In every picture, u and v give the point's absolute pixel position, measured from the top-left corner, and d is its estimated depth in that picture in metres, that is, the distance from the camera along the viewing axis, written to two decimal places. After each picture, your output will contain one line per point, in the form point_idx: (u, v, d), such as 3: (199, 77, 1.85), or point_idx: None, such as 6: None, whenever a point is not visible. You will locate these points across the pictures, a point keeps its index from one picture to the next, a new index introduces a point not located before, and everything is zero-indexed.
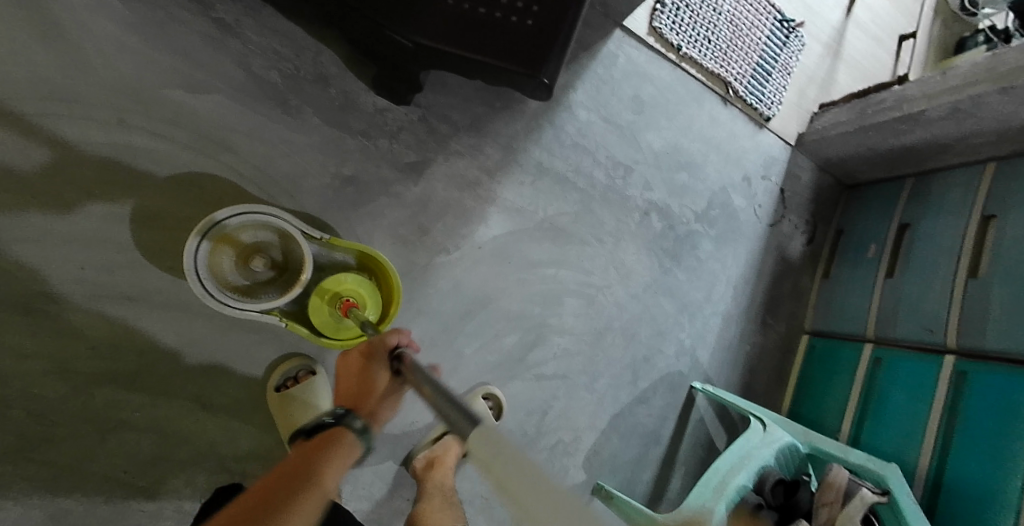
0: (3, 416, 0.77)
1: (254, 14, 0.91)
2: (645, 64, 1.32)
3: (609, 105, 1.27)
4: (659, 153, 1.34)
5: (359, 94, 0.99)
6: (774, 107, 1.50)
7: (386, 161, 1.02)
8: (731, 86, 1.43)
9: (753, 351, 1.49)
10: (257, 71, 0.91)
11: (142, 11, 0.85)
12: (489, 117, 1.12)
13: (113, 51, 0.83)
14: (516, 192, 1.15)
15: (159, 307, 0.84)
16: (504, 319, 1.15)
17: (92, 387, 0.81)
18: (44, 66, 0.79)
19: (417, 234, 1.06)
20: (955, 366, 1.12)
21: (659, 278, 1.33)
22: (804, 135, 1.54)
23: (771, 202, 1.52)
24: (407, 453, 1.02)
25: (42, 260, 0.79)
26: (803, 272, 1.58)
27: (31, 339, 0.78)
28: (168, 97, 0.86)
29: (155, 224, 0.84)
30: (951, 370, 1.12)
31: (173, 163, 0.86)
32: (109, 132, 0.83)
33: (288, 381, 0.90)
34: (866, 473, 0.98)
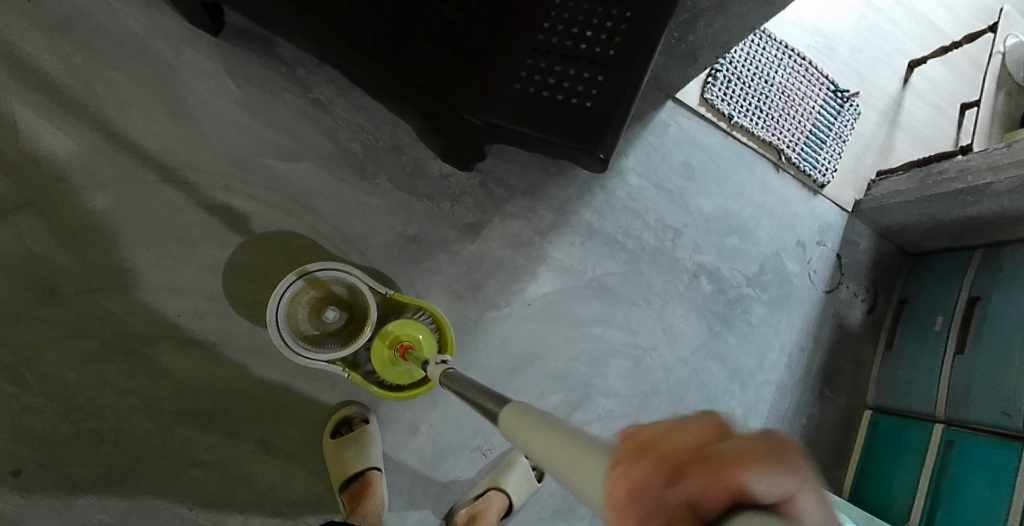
0: (97, 448, 0.84)
1: (344, 93, 1.03)
2: (696, 132, 1.36)
3: (660, 171, 1.31)
4: (710, 218, 1.35)
5: (427, 161, 1.08)
6: (828, 174, 1.50)
7: (447, 222, 1.09)
8: (784, 153, 1.45)
9: (809, 424, 1.43)
10: (342, 142, 1.02)
11: (252, 91, 0.98)
12: (544, 181, 1.18)
13: (224, 124, 0.96)
14: (566, 253, 1.19)
15: (238, 352, 0.92)
16: (551, 377, 1.16)
17: (174, 425, 0.88)
18: (169, 138, 0.92)
19: (471, 290, 1.11)
20: None
21: (708, 342, 1.32)
22: (861, 202, 1.53)
23: (827, 269, 1.49)
24: (447, 509, 1.02)
25: (144, 305, 0.89)
26: (863, 342, 1.52)
27: (128, 378, 0.87)
28: (263, 164, 0.97)
29: (242, 275, 0.93)
30: None
31: (262, 222, 0.96)
32: (213, 193, 0.94)
33: (342, 428, 0.95)
34: None
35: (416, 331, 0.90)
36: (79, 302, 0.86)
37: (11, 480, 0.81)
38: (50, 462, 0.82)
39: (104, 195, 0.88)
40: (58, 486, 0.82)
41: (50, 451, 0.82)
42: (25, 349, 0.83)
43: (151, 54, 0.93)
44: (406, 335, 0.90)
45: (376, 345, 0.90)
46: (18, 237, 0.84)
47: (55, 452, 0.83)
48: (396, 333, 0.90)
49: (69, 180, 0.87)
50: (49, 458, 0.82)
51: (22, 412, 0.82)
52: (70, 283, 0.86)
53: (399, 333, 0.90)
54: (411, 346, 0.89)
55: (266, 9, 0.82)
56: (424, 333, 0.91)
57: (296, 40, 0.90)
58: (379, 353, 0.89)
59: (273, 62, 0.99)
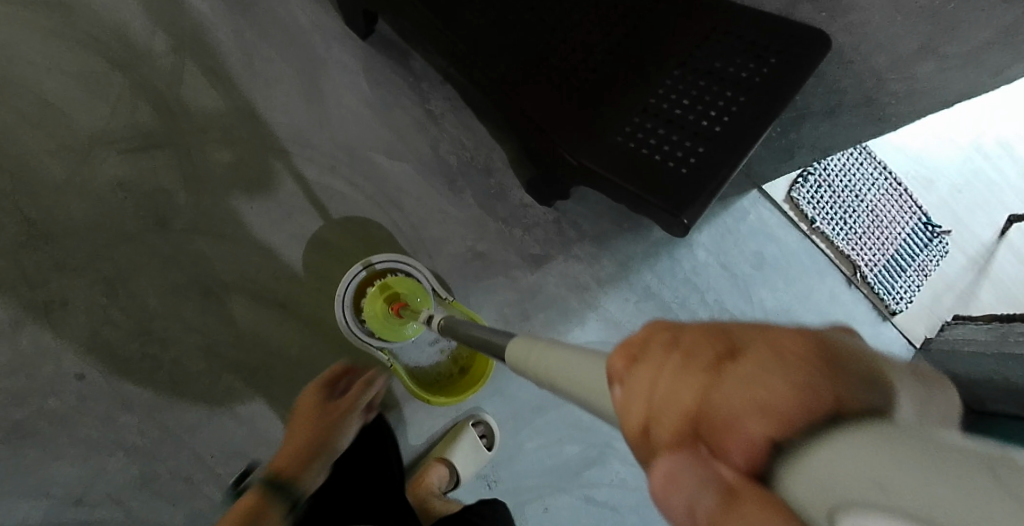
0: (153, 373, 0.92)
1: (456, 111, 1.11)
2: (775, 227, 1.36)
3: (730, 255, 1.30)
4: (769, 313, 1.32)
5: (511, 188, 1.13)
6: (902, 303, 1.45)
7: (514, 248, 1.12)
8: (859, 270, 1.42)
9: None
10: (442, 153, 1.10)
11: (378, 91, 1.07)
12: (616, 234, 1.18)
13: (347, 115, 1.06)
14: (619, 307, 1.18)
15: (296, 317, 0.97)
16: (573, 427, 1.11)
17: (222, 371, 0.94)
18: (299, 116, 1.03)
19: (519, 318, 1.12)
20: None
21: None
22: (930, 340, 1.47)
23: None
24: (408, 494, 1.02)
25: (233, 255, 0.97)
26: None
27: (199, 317, 0.95)
28: (369, 157, 1.06)
29: (322, 250, 1.01)
30: None
31: (354, 208, 1.04)
32: (320, 173, 1.03)
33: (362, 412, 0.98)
34: None
35: (409, 286, 0.96)
36: (181, 239, 0.96)
37: (75, 383, 0.89)
38: (112, 373, 0.90)
39: (230, 151, 1.00)
40: (110, 397, 0.90)
41: (115, 363, 0.91)
42: (126, 269, 0.94)
43: (305, 41, 1.05)
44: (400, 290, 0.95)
45: (367, 298, 0.93)
46: (152, 171, 0.97)
47: (119, 366, 0.91)
48: (392, 287, 0.94)
49: (207, 133, 0.99)
50: (114, 369, 0.91)
51: (105, 322, 0.91)
52: (180, 220, 0.96)
53: (394, 287, 0.95)
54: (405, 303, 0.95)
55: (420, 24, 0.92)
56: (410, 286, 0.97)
57: (436, 58, 1.00)
58: (372, 306, 0.93)
59: (403, 71, 1.09)
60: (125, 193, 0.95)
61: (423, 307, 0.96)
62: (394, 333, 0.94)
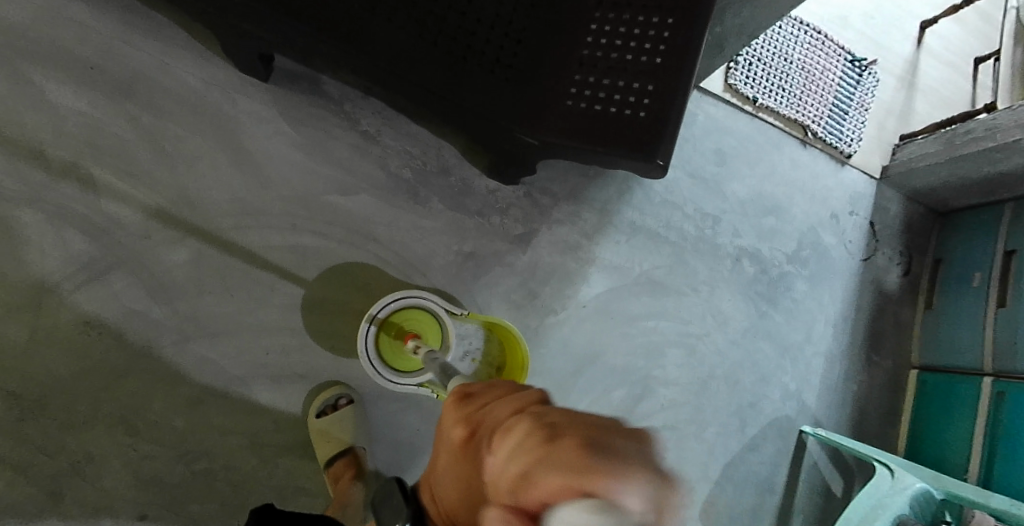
0: (212, 484, 0.94)
1: (390, 122, 1.07)
2: (724, 117, 1.37)
3: (693, 161, 1.33)
4: (745, 201, 1.37)
5: (473, 179, 1.12)
6: (854, 144, 1.48)
7: (499, 236, 1.13)
8: (810, 129, 1.44)
9: (860, 390, 1.44)
10: (393, 170, 1.06)
11: (305, 131, 1.02)
12: (585, 184, 1.20)
13: (286, 167, 1.01)
14: (612, 252, 1.22)
15: (323, 382, 0.99)
16: (611, 374, 1.21)
17: (277, 456, 0.97)
18: (238, 186, 0.98)
19: (529, 299, 1.15)
20: (992, 387, 1.22)
21: (757, 323, 1.34)
22: (888, 168, 1.50)
23: (861, 237, 1.48)
24: None
25: (233, 348, 0.96)
26: (903, 304, 1.52)
27: (231, 419, 0.95)
28: (324, 201, 1.02)
29: (321, 310, 1.00)
30: (989, 391, 1.22)
31: (334, 257, 1.02)
32: (285, 235, 0.99)
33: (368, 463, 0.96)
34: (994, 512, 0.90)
35: (420, 319, 0.99)
36: (176, 352, 0.94)
37: (141, 523, 0.91)
38: (172, 504, 0.92)
39: (186, 248, 0.95)
40: (184, 521, 0.93)
41: (171, 492, 0.92)
42: (138, 402, 0.92)
43: (211, 107, 0.98)
44: (410, 325, 0.98)
45: (381, 333, 0.98)
46: (115, 297, 0.92)
47: (175, 494, 0.92)
48: (401, 325, 0.98)
49: (153, 237, 0.94)
50: (173, 499, 0.92)
51: (142, 459, 0.91)
52: (166, 335, 0.93)
53: (404, 324, 0.98)
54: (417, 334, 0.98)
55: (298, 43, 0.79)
56: (418, 317, 0.99)
57: (338, 76, 0.91)
58: (387, 342, 0.98)
59: (321, 100, 1.03)
60: (98, 331, 0.91)
61: (435, 335, 1.00)
62: (412, 363, 0.98)
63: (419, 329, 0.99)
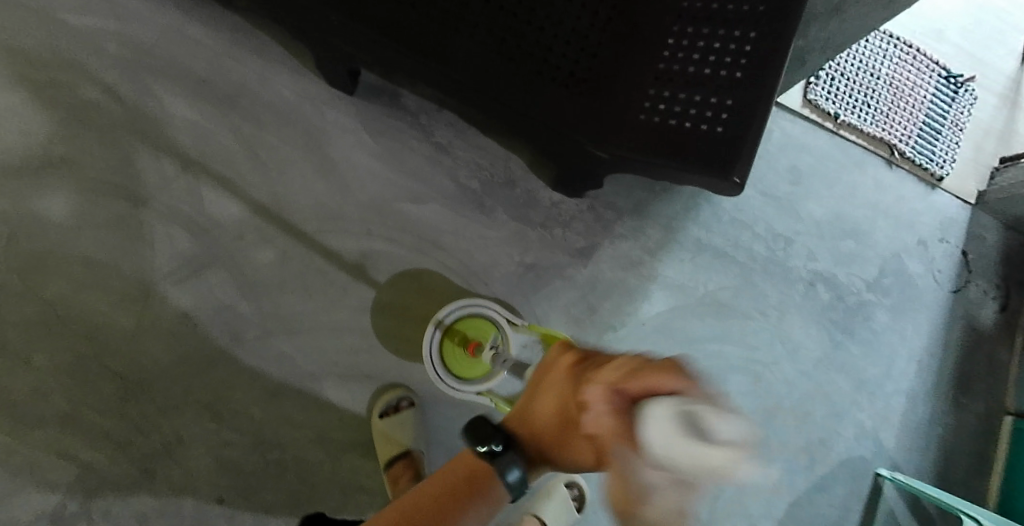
0: (281, 474, 0.99)
1: (461, 134, 1.10)
2: (801, 134, 1.31)
3: (766, 179, 1.28)
4: (822, 223, 1.30)
5: (539, 191, 1.13)
6: (946, 165, 1.37)
7: (561, 248, 1.13)
8: (896, 149, 1.35)
9: (946, 433, 1.32)
10: (462, 180, 1.09)
11: (382, 141, 1.07)
12: (650, 200, 1.18)
13: (362, 175, 1.05)
14: (676, 270, 1.19)
15: (386, 383, 1.03)
16: None
17: (341, 452, 1.01)
18: (320, 192, 1.04)
19: (588, 313, 1.14)
20: None
21: (830, 352, 1.27)
22: (986, 193, 1.38)
23: (952, 267, 1.37)
24: None
25: (307, 345, 1.01)
26: (999, 342, 1.38)
27: (302, 413, 1.00)
28: (397, 209, 1.06)
29: (387, 313, 1.04)
30: None
31: (402, 262, 1.05)
32: (358, 240, 1.04)
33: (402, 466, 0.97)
34: None
35: (482, 327, 1.01)
36: (258, 346, 1.00)
37: (217, 506, 0.96)
38: (244, 490, 0.97)
39: (272, 249, 1.01)
40: (256, 507, 0.98)
41: (246, 479, 0.98)
42: (220, 390, 0.98)
43: (299, 117, 1.04)
44: (472, 331, 1.00)
45: (445, 340, 1.00)
46: (207, 291, 0.99)
47: (248, 480, 0.98)
48: (463, 330, 1.00)
49: (245, 237, 1.01)
50: (246, 485, 0.98)
51: (223, 444, 0.97)
52: (250, 328, 1.00)
53: (466, 330, 1.00)
54: (478, 341, 1.00)
55: (387, 61, 0.85)
56: (480, 323, 1.01)
57: (418, 89, 0.94)
58: (450, 348, 1.00)
59: (399, 112, 1.08)
60: (191, 321, 0.98)
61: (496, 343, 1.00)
62: (472, 371, 1.00)
63: (481, 336, 1.01)
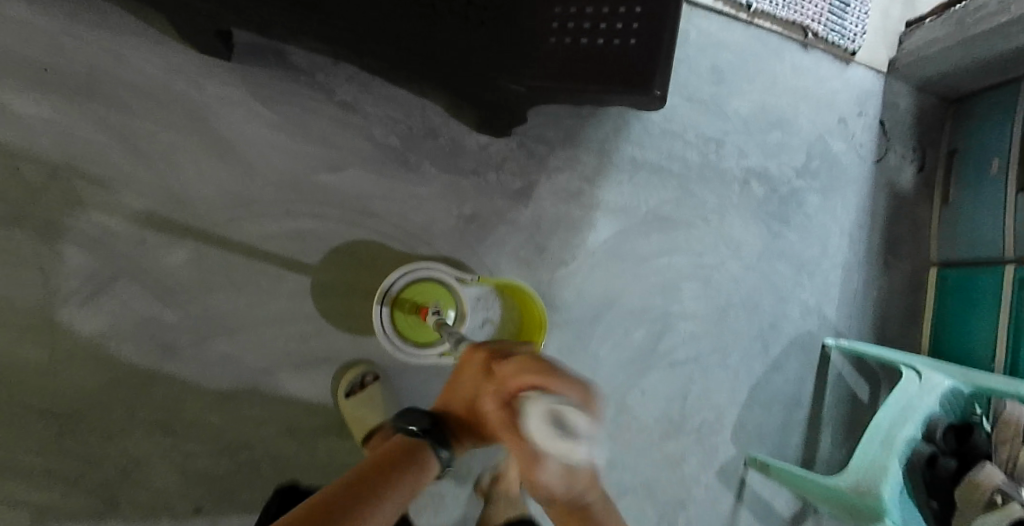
0: (258, 472, 0.97)
1: (367, 88, 1.01)
2: (718, 30, 1.29)
3: (690, 83, 1.26)
4: (749, 118, 1.31)
5: (463, 137, 1.07)
6: (858, 39, 1.38)
7: (498, 193, 1.10)
8: (810, 30, 1.35)
9: (880, 296, 1.42)
10: (379, 139, 1.02)
11: (282, 110, 0.97)
12: (579, 125, 1.15)
13: (268, 152, 0.97)
14: (616, 193, 1.18)
15: (346, 362, 1.00)
16: (630, 317, 1.20)
17: (315, 438, 0.99)
18: (224, 178, 0.95)
19: (537, 253, 1.13)
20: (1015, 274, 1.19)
21: (771, 244, 1.32)
22: (896, 60, 1.41)
23: (872, 139, 1.42)
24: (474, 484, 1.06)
25: (251, 343, 0.96)
26: (919, 203, 1.46)
27: (264, 409, 0.97)
28: (315, 182, 0.99)
29: (331, 293, 1.00)
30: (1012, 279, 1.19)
31: (334, 238, 1.00)
32: (280, 223, 0.97)
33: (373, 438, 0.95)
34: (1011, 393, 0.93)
35: (431, 290, 0.98)
36: (197, 353, 0.94)
37: (199, 516, 0.94)
38: (223, 495, 0.95)
39: (184, 249, 0.94)
40: (235, 509, 0.96)
41: (219, 486, 0.95)
42: (170, 405, 0.93)
43: (179, 98, 0.93)
44: (422, 297, 0.98)
45: (396, 310, 0.98)
46: (125, 307, 0.91)
47: (224, 486, 0.95)
48: (412, 298, 0.97)
49: (150, 242, 0.92)
50: (224, 490, 0.95)
51: (187, 458, 0.94)
52: (184, 337, 0.94)
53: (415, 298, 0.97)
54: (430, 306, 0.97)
55: (261, 19, 0.75)
56: (430, 287, 0.98)
57: (303, 44, 0.85)
58: (402, 318, 0.98)
59: (291, 74, 0.98)
60: (117, 342, 0.91)
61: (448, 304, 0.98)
62: (428, 335, 0.99)
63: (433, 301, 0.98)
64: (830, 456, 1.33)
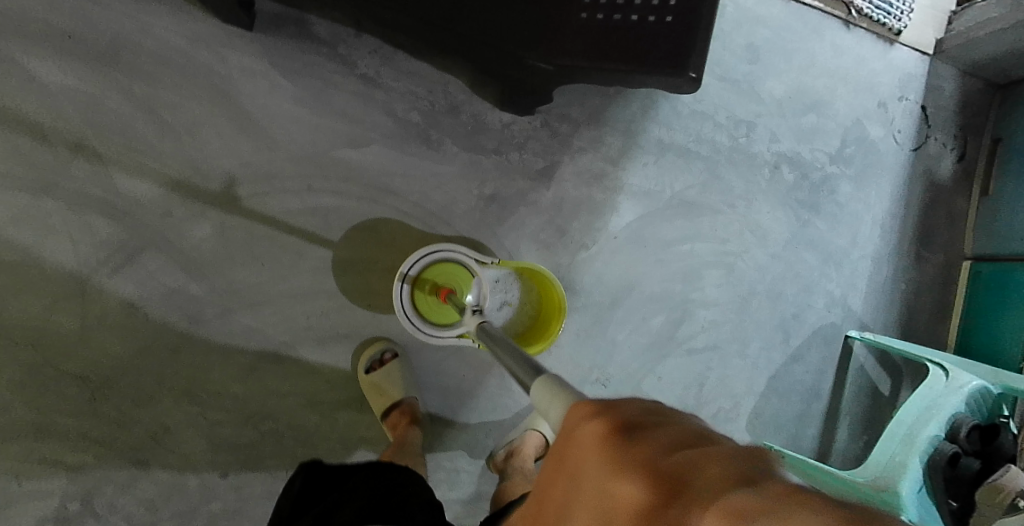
0: (279, 442, 0.99)
1: (389, 62, 0.99)
2: (755, 6, 1.23)
3: (723, 63, 1.21)
4: (782, 101, 1.26)
5: (486, 114, 1.05)
6: (905, 17, 1.31)
7: (520, 173, 1.08)
8: (853, 7, 1.28)
9: (910, 289, 1.38)
10: (401, 115, 1.01)
11: (304, 83, 0.96)
12: (605, 105, 1.12)
13: (290, 126, 0.96)
14: (640, 175, 1.16)
15: (364, 339, 1.01)
16: (650, 302, 1.19)
17: (334, 411, 1.01)
18: (247, 151, 0.95)
19: (557, 235, 1.11)
20: None
21: (798, 232, 1.28)
22: (944, 40, 1.33)
23: (912, 125, 1.35)
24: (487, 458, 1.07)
25: (272, 316, 0.98)
26: (957, 193, 1.40)
27: (284, 382, 0.99)
28: (337, 157, 0.98)
29: (351, 270, 1.00)
30: None
31: (355, 214, 1.00)
32: (302, 198, 0.97)
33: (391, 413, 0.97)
34: None
35: (451, 272, 0.98)
36: (221, 324, 0.96)
37: (222, 481, 0.98)
38: (245, 462, 0.98)
39: (208, 222, 0.94)
40: (257, 477, 0.99)
41: (242, 453, 0.98)
42: (194, 374, 0.95)
43: (202, 69, 0.92)
44: (442, 278, 0.98)
45: (416, 290, 0.98)
46: (151, 277, 0.93)
47: (246, 453, 0.98)
48: (433, 279, 0.98)
49: (175, 214, 0.93)
50: (246, 458, 0.98)
51: (210, 425, 0.97)
52: (207, 308, 0.95)
53: (436, 278, 0.97)
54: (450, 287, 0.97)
55: None
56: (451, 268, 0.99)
57: (326, 15, 0.83)
58: (422, 298, 0.98)
59: (313, 46, 0.96)
60: (143, 311, 0.93)
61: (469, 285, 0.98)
62: (447, 316, 0.99)
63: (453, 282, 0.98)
64: (846, 449, 1.32)
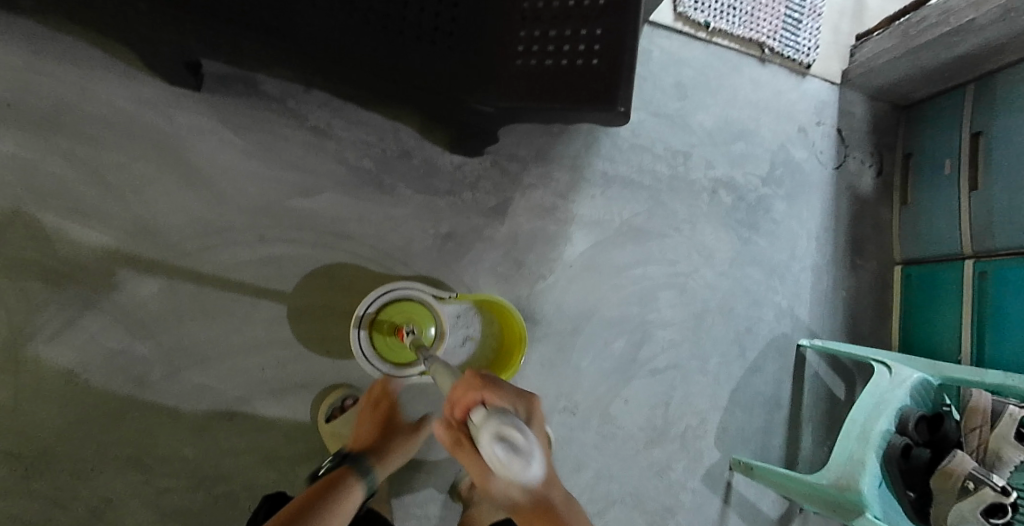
0: (238, 504, 0.95)
1: (339, 113, 1.02)
2: (679, 49, 1.34)
3: (655, 100, 1.30)
4: (713, 131, 1.35)
5: (437, 157, 1.09)
6: (812, 53, 1.45)
7: (473, 211, 1.11)
8: (766, 46, 1.41)
9: (850, 295, 1.46)
10: (353, 162, 1.03)
11: (253, 138, 0.98)
12: (551, 142, 1.18)
13: (240, 179, 0.97)
14: (590, 206, 1.21)
15: (326, 387, 0.99)
16: (610, 327, 1.22)
17: (296, 465, 0.97)
18: (195, 205, 0.94)
19: (514, 268, 1.14)
20: (974, 268, 1.24)
21: (741, 249, 1.35)
22: (849, 70, 1.47)
23: (831, 146, 1.48)
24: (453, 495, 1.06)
25: (227, 372, 0.95)
26: (880, 205, 1.52)
27: (242, 439, 0.95)
28: (290, 206, 0.99)
29: (308, 317, 0.99)
30: (972, 271, 1.24)
31: (311, 261, 1.00)
32: (254, 249, 0.97)
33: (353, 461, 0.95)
34: (991, 384, 0.93)
35: (408, 310, 0.98)
36: (170, 384, 0.92)
37: None
38: None
39: (155, 279, 0.92)
40: None
41: (196, 520, 0.93)
42: (142, 440, 0.91)
43: (147, 128, 0.93)
44: (399, 317, 0.97)
45: (374, 332, 0.97)
46: (94, 340, 0.89)
47: (201, 520, 0.93)
48: (390, 319, 0.97)
49: (117, 274, 0.91)
50: (202, 524, 0.93)
51: (159, 494, 0.91)
52: (156, 369, 0.92)
53: (393, 318, 0.97)
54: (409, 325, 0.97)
55: (220, 42, 0.74)
56: (408, 307, 0.99)
57: (273, 72, 0.86)
58: (381, 339, 0.97)
59: (261, 102, 0.98)
60: (85, 377, 0.89)
61: (427, 322, 0.98)
62: (407, 354, 0.98)
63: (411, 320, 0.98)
64: (811, 454, 1.35)
